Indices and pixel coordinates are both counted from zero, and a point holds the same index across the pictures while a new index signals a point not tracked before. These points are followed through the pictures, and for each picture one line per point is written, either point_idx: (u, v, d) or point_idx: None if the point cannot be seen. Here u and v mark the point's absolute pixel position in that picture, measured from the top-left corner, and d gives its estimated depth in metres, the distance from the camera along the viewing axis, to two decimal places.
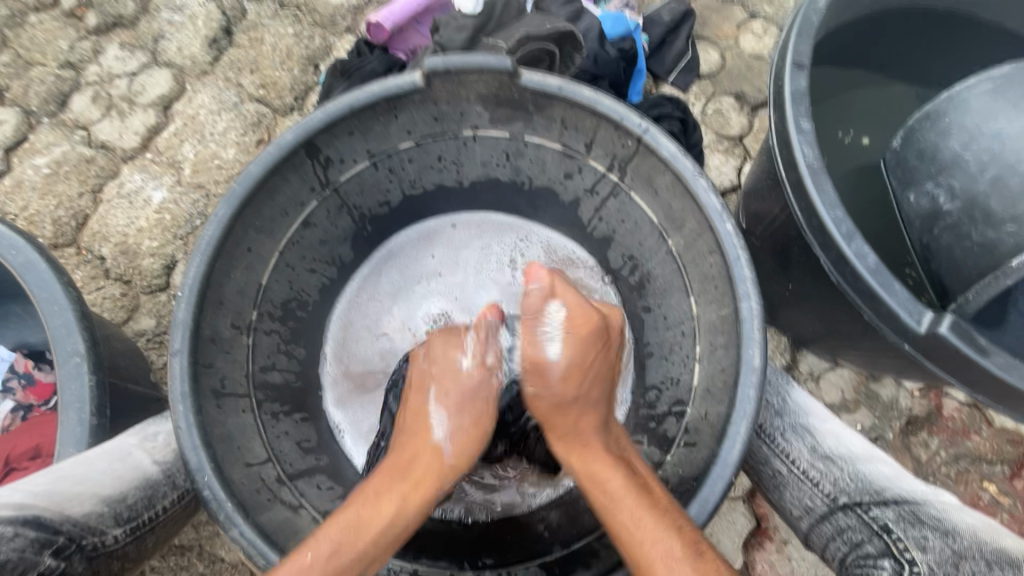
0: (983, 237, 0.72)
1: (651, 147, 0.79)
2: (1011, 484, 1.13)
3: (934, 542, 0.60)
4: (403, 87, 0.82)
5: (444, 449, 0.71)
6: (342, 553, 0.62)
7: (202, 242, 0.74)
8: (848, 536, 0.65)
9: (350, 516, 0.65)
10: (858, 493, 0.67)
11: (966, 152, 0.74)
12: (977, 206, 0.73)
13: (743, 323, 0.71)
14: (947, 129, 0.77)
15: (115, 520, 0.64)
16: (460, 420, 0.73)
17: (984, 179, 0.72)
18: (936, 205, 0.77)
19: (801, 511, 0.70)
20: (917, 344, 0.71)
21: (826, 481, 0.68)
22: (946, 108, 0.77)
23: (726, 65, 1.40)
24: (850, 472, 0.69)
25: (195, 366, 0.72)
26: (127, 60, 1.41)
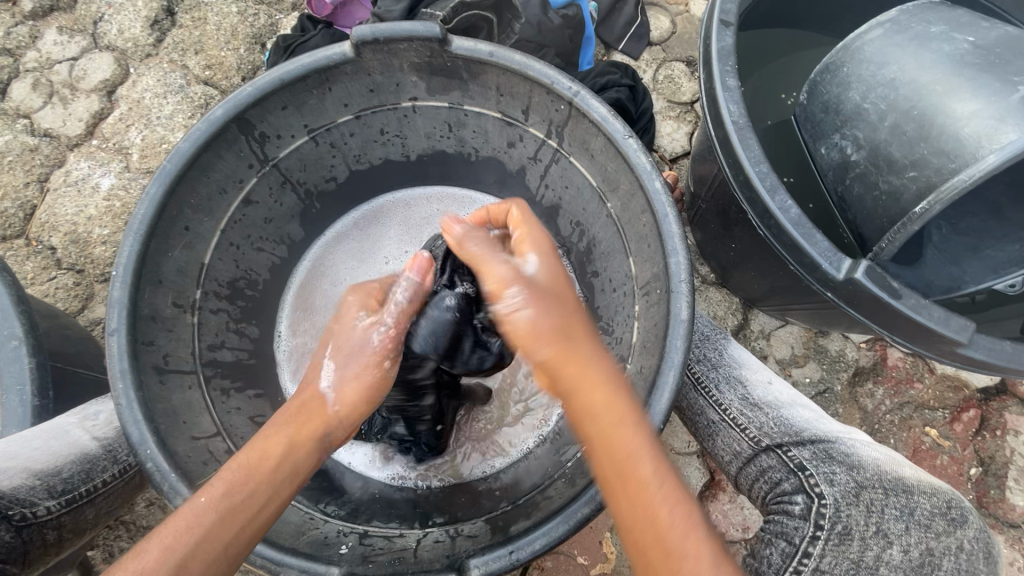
0: (890, 184, 0.74)
1: (582, 110, 0.80)
2: (953, 428, 1.18)
3: (841, 475, 0.60)
4: (332, 58, 0.81)
5: (326, 397, 0.65)
6: (221, 526, 0.56)
7: (134, 221, 0.74)
8: (769, 476, 0.65)
9: (220, 485, 0.58)
10: (780, 435, 0.67)
11: (866, 102, 0.76)
12: (881, 155, 0.75)
13: (672, 277, 0.73)
14: (846, 81, 0.79)
15: (48, 492, 0.66)
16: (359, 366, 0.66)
17: (884, 128, 0.75)
18: (845, 156, 0.79)
19: (731, 456, 0.71)
20: (838, 292, 0.73)
21: (753, 427, 0.70)
22: (844, 60, 0.80)
23: (677, 31, 1.41)
24: (776, 416, 0.70)
25: (135, 344, 0.72)
26: (66, 45, 1.38)
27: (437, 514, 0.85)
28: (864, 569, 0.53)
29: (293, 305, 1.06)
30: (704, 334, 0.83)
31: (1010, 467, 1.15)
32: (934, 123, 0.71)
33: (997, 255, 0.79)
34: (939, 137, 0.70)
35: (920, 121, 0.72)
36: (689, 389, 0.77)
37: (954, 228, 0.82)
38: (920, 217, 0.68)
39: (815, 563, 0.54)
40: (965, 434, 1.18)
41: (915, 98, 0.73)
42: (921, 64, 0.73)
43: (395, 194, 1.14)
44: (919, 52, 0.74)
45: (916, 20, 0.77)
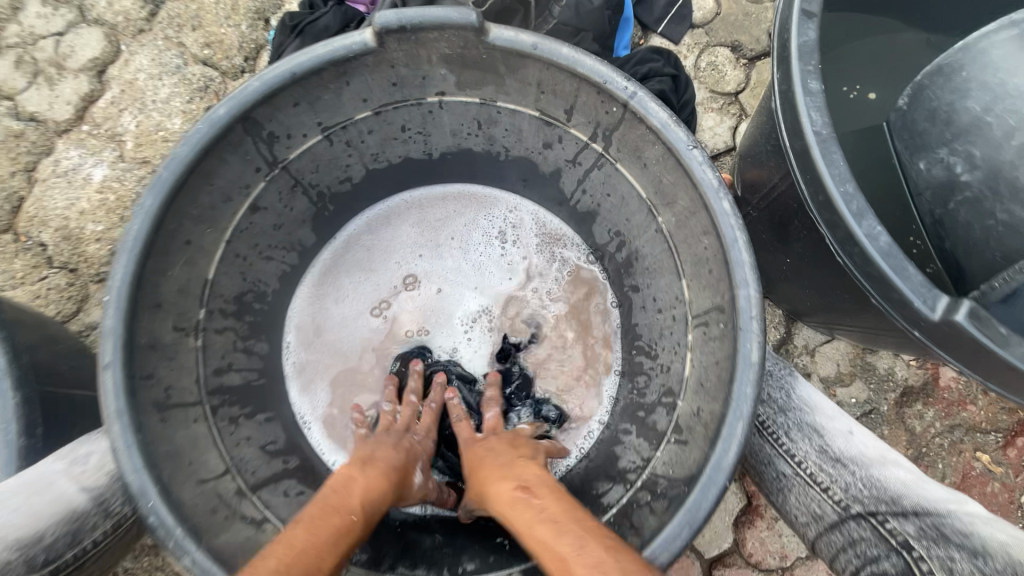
0: (1009, 215, 0.67)
1: (638, 114, 0.70)
2: (1005, 454, 1.11)
3: (961, 564, 0.53)
4: (351, 47, 0.70)
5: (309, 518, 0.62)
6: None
7: (127, 239, 0.64)
8: (862, 549, 0.59)
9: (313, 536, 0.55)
10: (873, 502, 0.60)
11: (988, 114, 0.69)
12: (999, 176, 0.68)
13: (740, 313, 0.64)
14: (965, 88, 0.72)
15: (27, 566, 0.59)
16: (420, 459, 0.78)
17: (1011, 147, 0.67)
18: (953, 175, 0.72)
19: (808, 517, 0.64)
20: (928, 331, 0.65)
21: (836, 487, 0.62)
22: (966, 66, 0.72)
23: (721, 11, 1.28)
24: (864, 477, 0.63)
25: (132, 380, 0.64)
26: (51, 18, 1.25)
27: (468, 559, 0.79)
28: None
29: (299, 317, 0.97)
30: (768, 369, 0.75)
31: None
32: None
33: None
34: None
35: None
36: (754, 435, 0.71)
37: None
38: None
39: None
40: (1018, 460, 1.11)
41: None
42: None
43: (411, 193, 1.03)
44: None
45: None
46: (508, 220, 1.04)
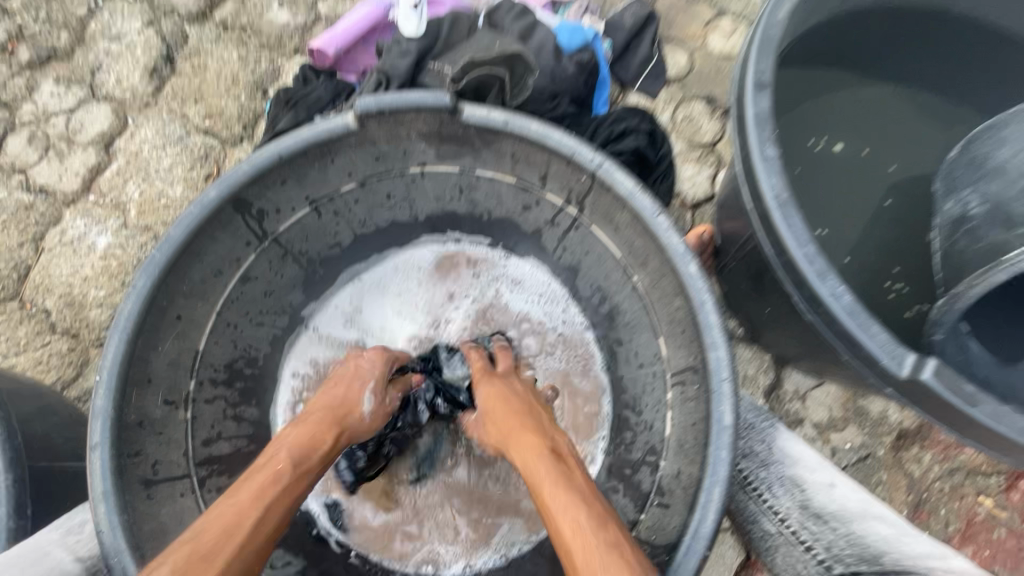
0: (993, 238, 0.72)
1: (606, 183, 0.73)
2: (1009, 497, 1.09)
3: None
4: (334, 130, 0.75)
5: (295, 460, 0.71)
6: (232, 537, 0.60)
7: (120, 319, 0.68)
8: None
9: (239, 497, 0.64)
10: (855, 562, 0.61)
11: (1011, 160, 0.74)
12: (1002, 210, 0.72)
13: (712, 375, 0.65)
14: (1004, 140, 0.77)
15: None
16: (378, 411, 0.81)
17: (1019, 186, 0.71)
18: (967, 210, 0.78)
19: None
20: (900, 388, 0.65)
21: (818, 546, 0.64)
22: (1010, 120, 0.77)
23: (696, 67, 1.34)
24: (843, 533, 0.63)
25: (120, 459, 0.66)
26: (63, 96, 1.34)
27: None
28: None
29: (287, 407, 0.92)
30: (750, 422, 0.78)
31: None
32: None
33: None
34: None
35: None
36: (741, 493, 0.76)
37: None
38: (1010, 264, 0.64)
39: None
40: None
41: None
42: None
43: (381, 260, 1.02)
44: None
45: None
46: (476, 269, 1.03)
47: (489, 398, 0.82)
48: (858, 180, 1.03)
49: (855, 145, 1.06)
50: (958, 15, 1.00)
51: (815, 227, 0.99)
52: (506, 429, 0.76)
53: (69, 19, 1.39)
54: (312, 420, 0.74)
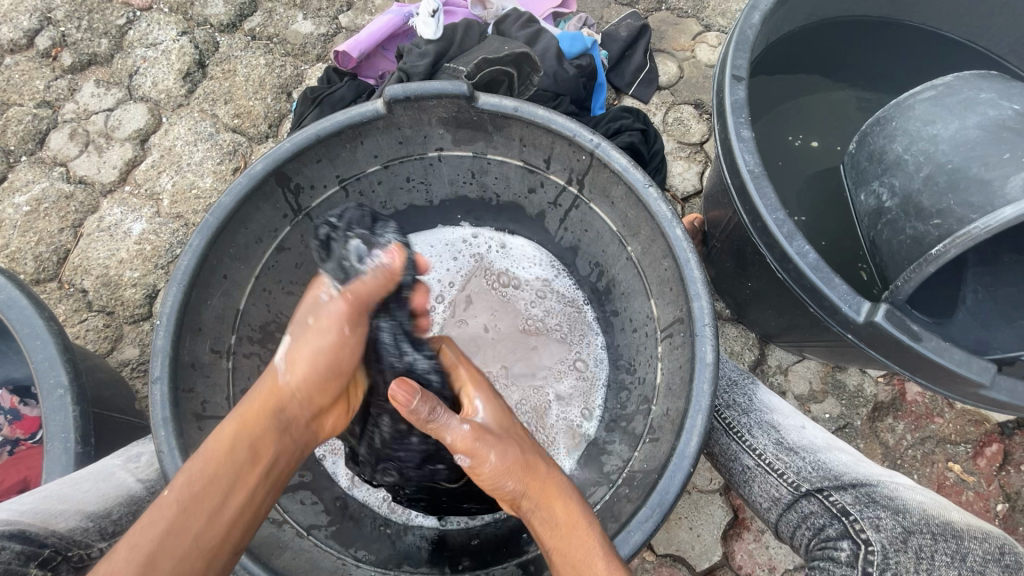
0: (915, 230, 0.82)
1: (603, 160, 0.84)
2: (976, 463, 1.17)
3: (886, 521, 0.69)
4: (365, 114, 0.86)
5: (279, 369, 0.71)
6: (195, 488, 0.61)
7: (177, 272, 0.78)
8: (812, 521, 0.75)
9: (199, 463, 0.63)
10: (819, 480, 0.77)
11: (907, 154, 0.84)
12: (912, 203, 0.83)
13: (695, 321, 0.75)
14: (893, 133, 0.88)
15: (100, 535, 0.67)
16: (311, 347, 0.71)
17: (919, 177, 0.82)
18: (881, 203, 0.87)
19: (770, 501, 0.81)
20: (859, 332, 0.76)
21: (790, 471, 0.80)
22: (893, 115, 0.88)
23: (684, 75, 1.47)
24: (810, 461, 0.81)
25: (175, 392, 0.76)
26: (103, 97, 1.45)
27: (466, 557, 0.87)
28: None
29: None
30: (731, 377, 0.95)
31: None
32: (963, 175, 0.78)
33: (973, 301, 0.91)
34: (966, 190, 0.77)
35: (952, 173, 0.79)
36: (722, 434, 0.88)
37: (990, 296, 0.90)
38: (936, 258, 0.73)
39: None
40: (989, 470, 1.17)
41: (983, 133, 0.79)
42: (963, 124, 0.81)
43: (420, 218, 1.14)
44: (964, 115, 0.81)
45: (966, 85, 0.85)
46: (506, 245, 1.14)
47: (499, 418, 0.72)
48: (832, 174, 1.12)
49: (829, 143, 1.15)
50: (918, 26, 1.13)
51: (794, 215, 1.06)
52: (534, 477, 0.67)
53: (110, 28, 1.51)
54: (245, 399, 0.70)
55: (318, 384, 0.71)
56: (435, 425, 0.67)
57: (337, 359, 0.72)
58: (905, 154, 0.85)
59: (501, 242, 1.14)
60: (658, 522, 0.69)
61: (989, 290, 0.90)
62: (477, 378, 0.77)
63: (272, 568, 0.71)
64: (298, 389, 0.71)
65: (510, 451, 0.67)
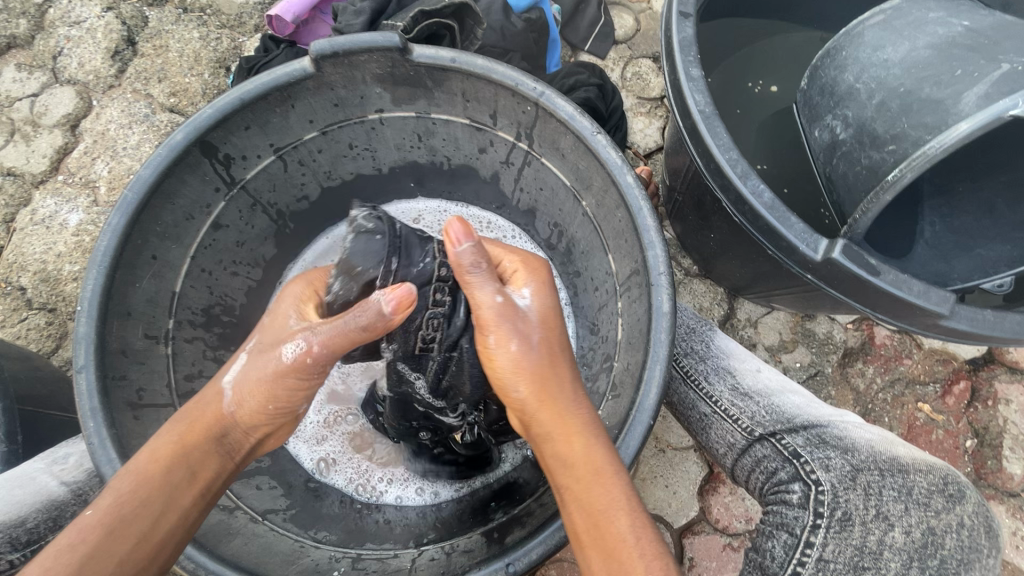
0: (870, 159, 0.79)
1: (549, 110, 0.80)
2: (945, 402, 1.18)
3: (836, 460, 0.69)
4: (293, 74, 0.80)
5: (227, 394, 0.62)
6: (117, 529, 0.55)
7: (96, 254, 0.73)
8: (765, 465, 0.74)
9: (122, 483, 0.58)
10: (772, 424, 0.77)
11: (858, 82, 0.82)
12: (867, 131, 0.80)
13: (651, 271, 0.72)
14: (843, 63, 0.85)
15: (11, 545, 0.66)
16: (261, 371, 0.61)
17: (872, 106, 0.79)
18: (835, 136, 0.84)
19: (726, 447, 0.81)
20: (818, 272, 0.74)
21: (744, 417, 0.79)
22: (843, 44, 0.85)
23: (641, 28, 1.41)
24: (765, 405, 0.80)
25: (103, 381, 0.72)
26: (26, 82, 1.35)
27: (433, 531, 0.85)
28: (868, 553, 0.60)
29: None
30: (692, 326, 0.96)
31: (1004, 437, 1.16)
32: (916, 97, 0.75)
33: (932, 233, 0.90)
34: (920, 111, 0.74)
35: (904, 97, 0.77)
36: (679, 382, 0.87)
37: (948, 226, 0.89)
38: (892, 185, 0.71)
39: (818, 552, 0.62)
40: (957, 407, 1.18)
41: (933, 53, 0.76)
42: (913, 45, 0.78)
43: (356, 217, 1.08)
44: (913, 36, 0.79)
45: (915, 6, 0.82)
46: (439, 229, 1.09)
47: (545, 316, 0.66)
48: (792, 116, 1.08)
49: (787, 87, 1.11)
50: None
51: (755, 162, 1.03)
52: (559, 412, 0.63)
53: (28, 7, 1.40)
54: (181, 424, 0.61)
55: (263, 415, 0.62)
56: (471, 281, 0.63)
57: (274, 403, 0.62)
58: (857, 83, 0.82)
59: (437, 225, 1.10)
60: None
61: (948, 221, 0.90)
62: (537, 269, 0.70)
63: (222, 555, 0.68)
64: (243, 418, 0.62)
65: (538, 352, 0.64)
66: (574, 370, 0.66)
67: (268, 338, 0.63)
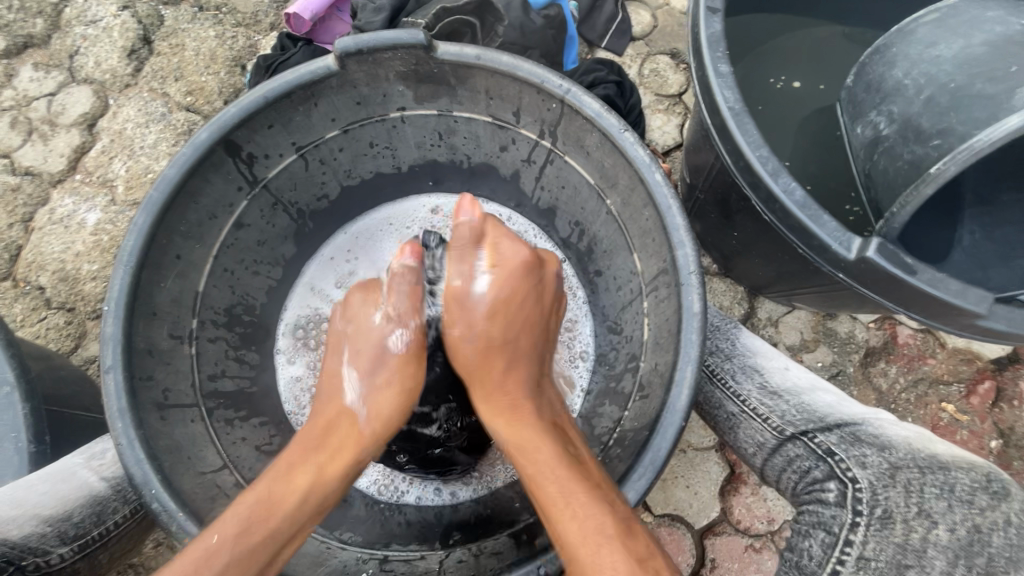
0: (913, 154, 0.78)
1: (575, 107, 0.79)
2: (969, 402, 1.17)
3: (873, 457, 0.67)
4: (316, 72, 0.80)
5: (357, 408, 0.73)
6: (249, 534, 0.62)
7: (123, 253, 0.73)
8: (798, 464, 0.73)
9: (258, 493, 0.66)
10: (803, 422, 0.75)
11: (907, 78, 0.80)
12: (912, 126, 0.79)
13: (681, 270, 0.72)
14: (892, 60, 0.84)
15: (59, 539, 0.69)
16: (386, 384, 0.74)
17: (920, 100, 0.78)
18: (878, 132, 0.83)
19: (755, 446, 0.80)
20: (851, 272, 0.73)
21: (774, 416, 0.78)
22: (894, 40, 0.84)
23: (659, 24, 1.40)
24: (796, 404, 0.79)
25: (131, 382, 0.72)
26: (43, 81, 1.35)
27: (458, 530, 0.86)
28: (910, 551, 0.58)
29: (290, 346, 1.00)
30: (716, 324, 0.97)
31: None
32: (967, 93, 0.74)
33: (971, 241, 0.90)
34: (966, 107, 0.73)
35: (955, 92, 0.75)
36: (707, 382, 0.87)
37: (988, 235, 0.90)
38: (936, 177, 0.70)
39: (858, 551, 0.60)
40: (982, 407, 1.16)
41: (989, 50, 0.75)
42: (967, 44, 0.77)
43: (379, 212, 1.07)
44: (969, 34, 0.78)
45: (975, 5, 0.81)
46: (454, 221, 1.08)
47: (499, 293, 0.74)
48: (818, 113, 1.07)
49: (811, 83, 1.10)
50: None
51: (781, 159, 1.02)
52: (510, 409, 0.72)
53: (44, 7, 1.40)
54: (312, 443, 0.71)
55: (392, 421, 0.74)
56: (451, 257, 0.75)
57: (402, 405, 0.74)
58: (906, 79, 0.80)
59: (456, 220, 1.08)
60: (650, 480, 0.66)
61: (987, 230, 0.90)
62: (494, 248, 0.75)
63: None
64: (376, 430, 0.73)
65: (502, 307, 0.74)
66: (532, 348, 0.76)
67: (364, 343, 0.75)
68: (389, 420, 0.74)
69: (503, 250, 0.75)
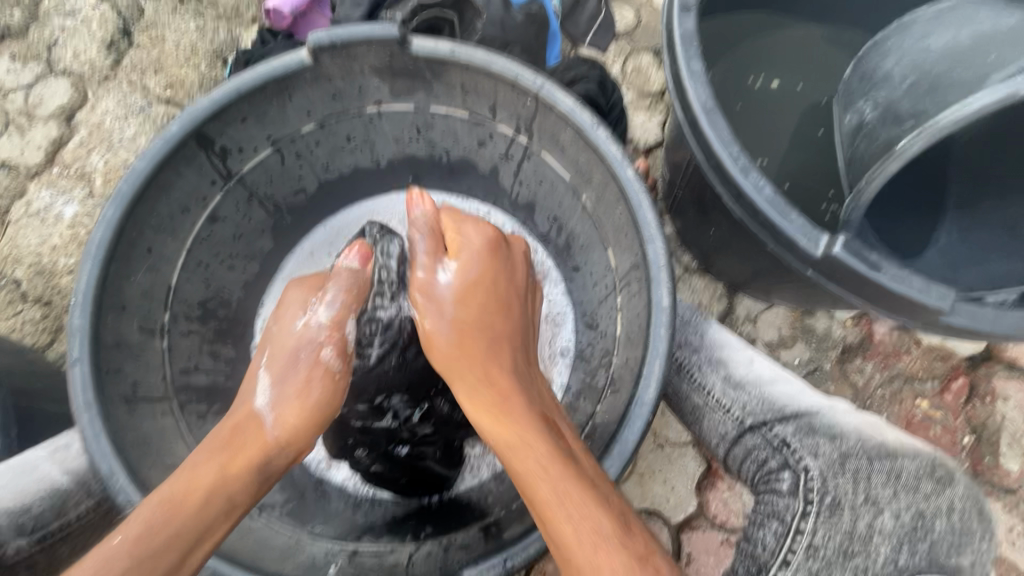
0: (888, 134, 0.78)
1: (549, 103, 0.79)
2: (942, 398, 1.18)
3: (825, 448, 0.74)
4: (290, 65, 0.79)
5: (265, 413, 0.70)
6: (152, 534, 0.57)
7: (91, 245, 0.72)
8: (757, 454, 0.77)
9: (165, 490, 0.61)
10: (764, 414, 0.78)
11: (897, 67, 0.82)
12: (891, 110, 0.80)
13: (651, 266, 0.72)
14: (887, 51, 0.86)
15: (15, 531, 0.73)
16: (296, 387, 0.72)
17: (903, 87, 0.79)
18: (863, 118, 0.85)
19: (717, 437, 0.82)
20: (818, 267, 0.74)
21: (736, 407, 0.80)
22: (891, 35, 0.86)
23: (643, 21, 1.40)
24: (758, 394, 0.81)
25: (98, 375, 0.71)
26: (20, 72, 1.34)
27: (430, 524, 0.85)
28: (858, 538, 0.70)
29: None
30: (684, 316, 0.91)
31: (1001, 433, 1.16)
32: (944, 78, 0.75)
33: (946, 241, 0.94)
34: (944, 91, 0.74)
35: (934, 77, 0.76)
36: (674, 374, 0.86)
37: (963, 237, 0.93)
38: (901, 153, 0.71)
39: (809, 538, 0.69)
40: (955, 403, 1.18)
41: (969, 43, 0.75)
42: (956, 35, 0.77)
43: (360, 205, 1.06)
44: (960, 27, 0.78)
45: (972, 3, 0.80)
46: None
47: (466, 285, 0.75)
48: (796, 111, 1.08)
49: (790, 82, 1.11)
50: None
51: (757, 157, 1.03)
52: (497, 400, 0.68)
53: None
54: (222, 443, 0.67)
55: (302, 428, 0.71)
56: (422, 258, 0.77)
57: (316, 410, 0.72)
58: (895, 68, 0.82)
59: None
60: (618, 474, 0.67)
61: (965, 232, 0.92)
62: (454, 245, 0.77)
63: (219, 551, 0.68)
64: (284, 436, 0.69)
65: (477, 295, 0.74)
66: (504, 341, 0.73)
67: (278, 350, 0.74)
68: (300, 424, 0.71)
69: (471, 243, 0.77)
